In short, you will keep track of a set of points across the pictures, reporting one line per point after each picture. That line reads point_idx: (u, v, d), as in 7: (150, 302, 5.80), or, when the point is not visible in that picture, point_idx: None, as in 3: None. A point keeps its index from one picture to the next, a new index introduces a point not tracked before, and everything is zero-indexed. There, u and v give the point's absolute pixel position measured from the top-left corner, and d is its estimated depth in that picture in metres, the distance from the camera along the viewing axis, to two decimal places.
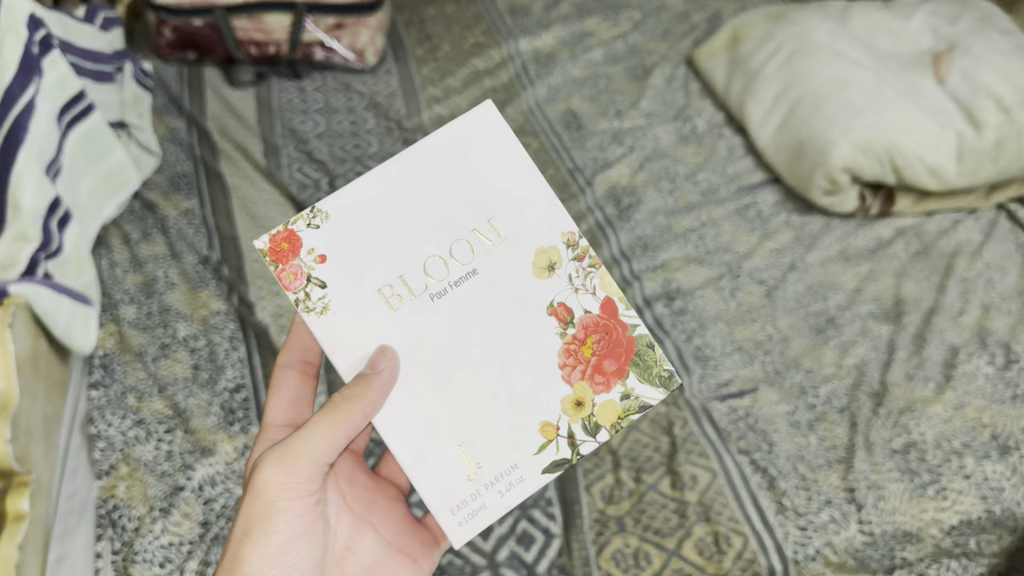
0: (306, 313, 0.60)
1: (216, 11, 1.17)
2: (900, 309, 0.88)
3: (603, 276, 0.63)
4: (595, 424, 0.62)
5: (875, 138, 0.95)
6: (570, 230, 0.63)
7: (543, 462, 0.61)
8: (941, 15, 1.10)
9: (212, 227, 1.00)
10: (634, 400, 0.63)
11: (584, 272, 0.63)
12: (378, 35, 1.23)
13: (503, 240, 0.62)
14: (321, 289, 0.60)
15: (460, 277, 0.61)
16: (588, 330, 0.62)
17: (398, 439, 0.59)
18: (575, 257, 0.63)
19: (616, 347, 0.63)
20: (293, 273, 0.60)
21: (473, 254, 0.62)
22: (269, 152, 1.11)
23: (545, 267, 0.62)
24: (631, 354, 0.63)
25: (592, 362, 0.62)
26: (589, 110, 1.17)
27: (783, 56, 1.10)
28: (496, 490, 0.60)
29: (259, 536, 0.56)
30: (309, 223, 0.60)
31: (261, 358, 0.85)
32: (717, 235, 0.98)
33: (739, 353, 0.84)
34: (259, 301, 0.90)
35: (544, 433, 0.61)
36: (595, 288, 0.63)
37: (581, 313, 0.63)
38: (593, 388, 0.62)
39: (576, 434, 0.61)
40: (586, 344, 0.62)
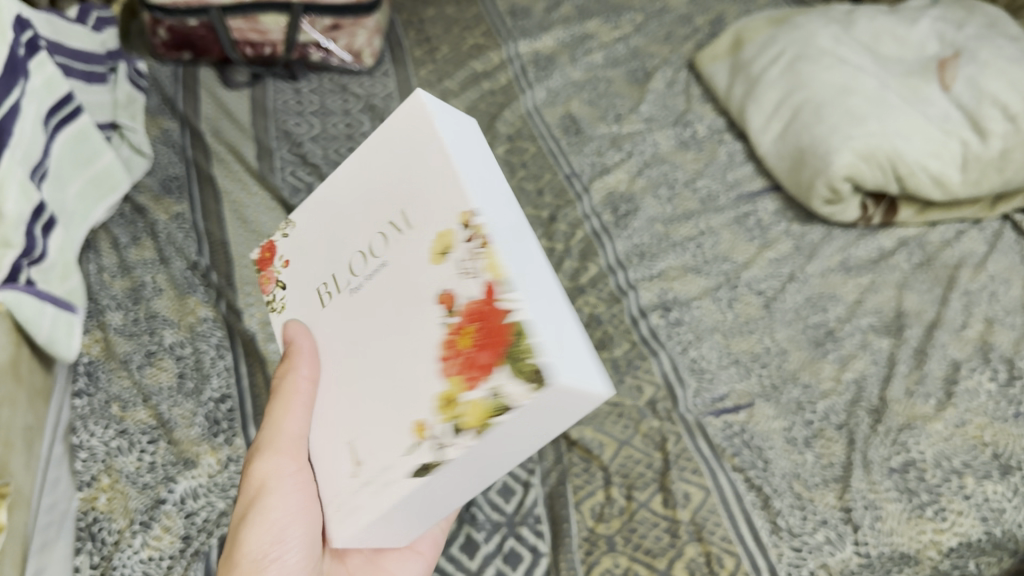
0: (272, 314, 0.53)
1: (210, 11, 1.17)
2: (901, 323, 0.86)
3: (495, 255, 0.38)
4: (459, 429, 0.36)
5: (877, 146, 0.93)
6: (466, 208, 0.40)
7: (412, 467, 0.39)
8: (947, 20, 1.09)
9: (202, 232, 0.98)
10: (501, 403, 0.35)
11: (472, 254, 0.38)
12: (374, 36, 1.24)
13: (412, 229, 0.43)
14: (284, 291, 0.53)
15: (373, 271, 0.45)
16: (468, 314, 0.37)
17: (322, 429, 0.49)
18: (467, 239, 0.39)
19: (490, 336, 0.36)
20: (267, 279, 0.54)
21: (387, 245, 0.45)
22: (262, 154, 1.10)
23: (440, 251, 0.41)
24: (508, 343, 0.35)
25: (466, 353, 0.37)
26: (588, 114, 1.16)
27: (785, 61, 1.09)
28: (371, 494, 0.41)
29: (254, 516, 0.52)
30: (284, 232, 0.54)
31: (248, 367, 0.84)
32: (716, 244, 0.96)
33: (736, 366, 0.82)
34: (248, 308, 0.90)
35: (416, 434, 0.39)
36: (479, 271, 0.38)
37: (465, 298, 0.38)
38: (463, 386, 0.37)
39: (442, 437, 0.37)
40: (462, 333, 0.37)
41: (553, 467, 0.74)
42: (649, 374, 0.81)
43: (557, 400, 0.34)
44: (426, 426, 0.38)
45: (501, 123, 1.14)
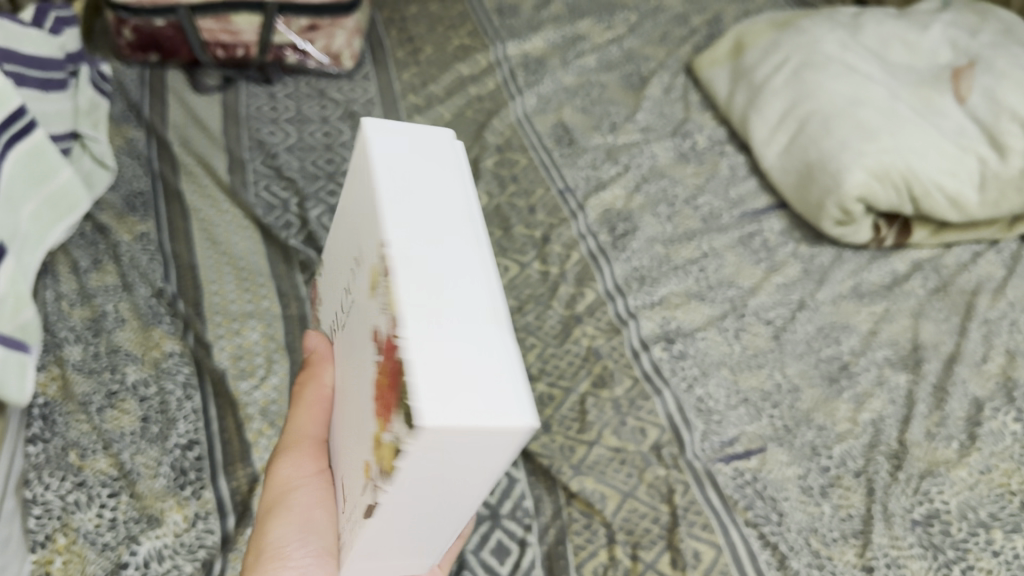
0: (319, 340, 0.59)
1: (179, 11, 1.11)
2: (919, 356, 0.81)
3: (388, 293, 0.36)
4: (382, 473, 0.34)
5: (891, 165, 0.87)
6: (385, 253, 0.37)
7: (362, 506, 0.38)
8: (960, 25, 1.03)
9: (169, 254, 0.91)
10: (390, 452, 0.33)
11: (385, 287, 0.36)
12: (354, 37, 1.18)
13: (365, 261, 0.42)
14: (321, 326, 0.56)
15: (350, 307, 0.46)
16: (382, 352, 0.36)
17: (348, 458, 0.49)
18: (383, 275, 0.37)
19: (394, 379, 0.34)
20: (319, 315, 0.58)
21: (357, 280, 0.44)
22: (234, 167, 1.03)
23: (376, 283, 0.39)
24: (394, 395, 0.34)
25: (382, 402, 0.35)
26: (581, 123, 1.09)
27: (791, 68, 1.02)
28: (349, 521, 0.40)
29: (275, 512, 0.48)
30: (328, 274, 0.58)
31: (218, 411, 0.77)
32: (720, 267, 0.90)
33: (746, 406, 0.77)
34: (217, 340, 0.83)
35: (364, 473, 0.37)
36: (385, 306, 0.36)
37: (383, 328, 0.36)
38: (381, 429, 0.35)
39: (376, 485, 0.35)
40: (382, 377, 0.36)
41: (552, 523, 0.68)
42: (653, 416, 0.76)
43: (444, 441, 0.32)
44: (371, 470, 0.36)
45: (490, 134, 1.07)
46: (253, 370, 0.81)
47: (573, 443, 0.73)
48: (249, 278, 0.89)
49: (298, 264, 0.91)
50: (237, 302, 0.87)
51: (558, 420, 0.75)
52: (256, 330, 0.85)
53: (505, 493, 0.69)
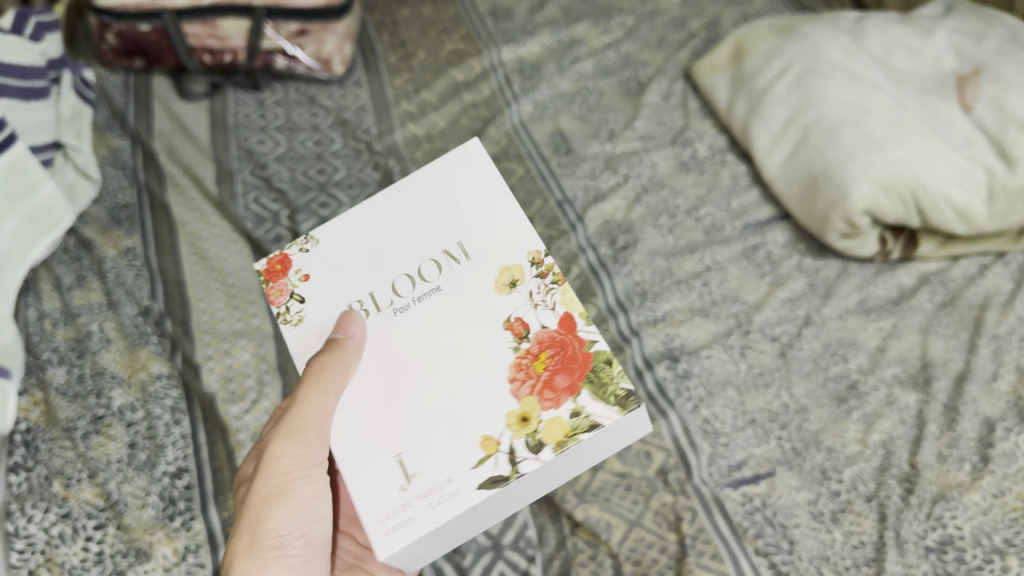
0: (285, 324, 0.66)
1: (164, 15, 1.08)
2: (928, 374, 0.79)
3: (564, 293, 0.62)
4: (540, 441, 0.58)
5: (898, 177, 0.86)
6: (535, 248, 0.64)
7: (480, 477, 0.57)
8: (964, 31, 1.00)
9: (155, 270, 0.89)
10: (583, 418, 0.58)
11: (544, 289, 0.62)
12: (345, 42, 1.13)
13: (471, 258, 0.65)
14: (299, 303, 0.66)
15: (423, 293, 0.64)
16: (542, 344, 0.60)
17: (345, 446, 0.61)
18: (537, 275, 0.63)
19: (570, 362, 0.59)
20: (280, 290, 0.67)
21: (440, 272, 0.65)
22: (222, 178, 1.00)
23: (507, 283, 0.63)
24: (586, 371, 0.59)
25: (542, 377, 0.60)
26: (578, 131, 1.07)
27: (794, 75, 1.00)
28: (426, 503, 0.57)
29: (276, 503, 0.60)
30: (301, 248, 0.68)
31: (208, 437, 0.74)
32: (723, 281, 0.88)
33: (753, 428, 0.75)
34: (206, 361, 0.80)
35: (485, 448, 0.58)
36: (555, 304, 0.62)
37: (536, 329, 0.61)
38: (542, 405, 0.59)
39: (518, 452, 0.57)
40: (539, 360, 0.60)
41: (556, 553, 0.67)
42: (658, 438, 0.73)
43: (626, 424, 0.59)
44: (497, 442, 0.58)
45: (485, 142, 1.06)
46: (244, 394, 0.78)
47: None
48: (239, 295, 0.86)
49: None
50: (226, 320, 0.84)
51: None
52: (247, 350, 0.81)
53: (508, 521, 0.68)
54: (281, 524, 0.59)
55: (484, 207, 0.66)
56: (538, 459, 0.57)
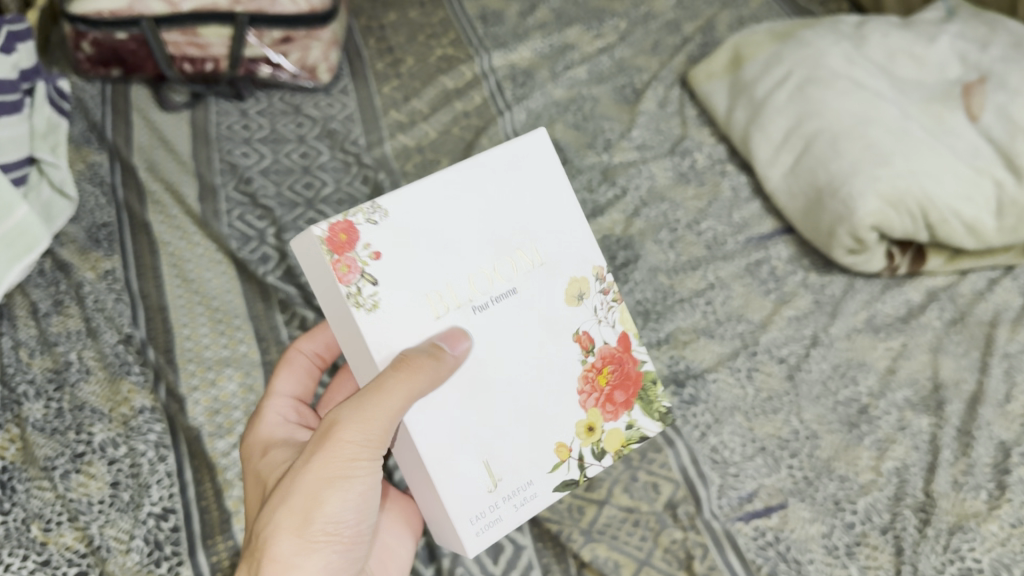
0: (356, 310, 0.49)
1: (142, 23, 1.04)
2: (940, 397, 0.76)
3: (623, 311, 0.60)
4: (603, 449, 0.57)
5: (906, 191, 0.83)
6: (599, 263, 0.59)
7: (555, 481, 0.55)
8: (968, 38, 0.98)
9: (137, 294, 0.85)
10: (637, 431, 0.58)
11: (607, 305, 0.59)
12: (331, 49, 1.10)
13: (543, 263, 0.56)
14: (373, 285, 0.50)
15: (501, 294, 0.54)
16: (605, 359, 0.58)
17: (429, 443, 0.51)
18: (602, 290, 0.59)
19: (626, 380, 0.59)
20: (348, 267, 0.49)
21: (516, 271, 0.54)
22: (205, 194, 0.96)
23: (575, 296, 0.57)
24: (638, 387, 0.59)
25: (604, 391, 0.58)
26: (573, 141, 1.04)
27: (794, 84, 0.98)
28: (512, 504, 0.53)
29: (332, 493, 0.49)
30: (368, 217, 0.50)
31: (194, 475, 0.71)
32: (727, 300, 0.85)
33: (763, 456, 0.72)
34: (191, 393, 0.77)
35: (558, 453, 0.55)
36: (615, 321, 0.59)
37: (601, 344, 0.58)
38: (604, 415, 0.57)
39: (586, 458, 0.56)
40: (602, 373, 0.58)
41: None
42: (666, 469, 0.71)
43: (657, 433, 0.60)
44: (570, 448, 0.56)
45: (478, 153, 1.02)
46: (232, 427, 0.74)
47: (581, 503, 0.68)
48: (224, 320, 0.83)
49: (277, 303, 0.84)
50: (211, 347, 0.80)
51: None
52: (233, 379, 0.78)
53: (512, 559, 0.65)
54: (338, 512, 0.49)
55: (552, 208, 0.56)
56: (600, 465, 0.57)
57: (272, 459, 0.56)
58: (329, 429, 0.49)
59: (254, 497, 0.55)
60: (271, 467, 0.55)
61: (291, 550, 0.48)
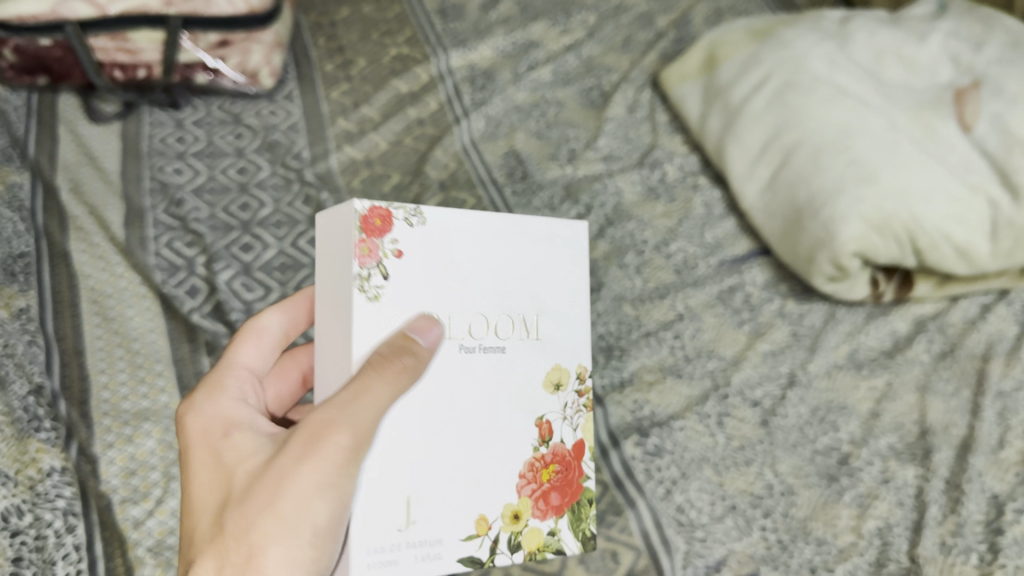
0: (358, 292, 0.44)
1: (67, 27, 0.92)
2: (928, 445, 0.70)
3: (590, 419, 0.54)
4: (518, 543, 0.49)
5: (892, 214, 0.76)
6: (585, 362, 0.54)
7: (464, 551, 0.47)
8: (962, 37, 0.90)
9: (51, 336, 0.77)
10: (555, 540, 0.51)
11: (577, 407, 0.54)
12: (274, 52, 1.02)
13: (539, 339, 0.52)
14: (383, 278, 0.45)
15: (491, 346, 0.49)
16: (556, 457, 0.51)
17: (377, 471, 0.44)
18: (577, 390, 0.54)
19: (566, 487, 0.52)
20: (370, 250, 0.44)
21: (511, 331, 0.50)
22: (132, 219, 0.88)
23: (553, 383, 0.52)
24: (574, 499, 0.53)
25: (543, 486, 0.51)
26: (535, 151, 0.96)
27: (772, 88, 0.90)
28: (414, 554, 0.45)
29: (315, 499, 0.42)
30: (407, 216, 0.46)
31: (104, 547, 0.64)
32: (697, 333, 0.78)
33: (733, 517, 0.66)
34: (106, 452, 0.70)
35: (479, 526, 0.47)
36: (578, 426, 0.53)
37: (559, 440, 0.52)
38: (533, 509, 0.50)
39: (500, 541, 0.48)
40: (549, 468, 0.51)
41: None
42: (626, 535, 0.64)
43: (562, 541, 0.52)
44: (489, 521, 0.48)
45: (431, 166, 0.95)
46: (148, 491, 0.68)
47: None
48: (145, 365, 0.76)
49: (204, 344, 0.78)
50: (130, 398, 0.73)
51: None
52: (152, 436, 0.71)
53: None
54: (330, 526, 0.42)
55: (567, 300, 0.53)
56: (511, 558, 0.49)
57: (234, 440, 0.47)
58: (319, 430, 0.42)
59: (204, 492, 0.46)
60: (234, 452, 0.46)
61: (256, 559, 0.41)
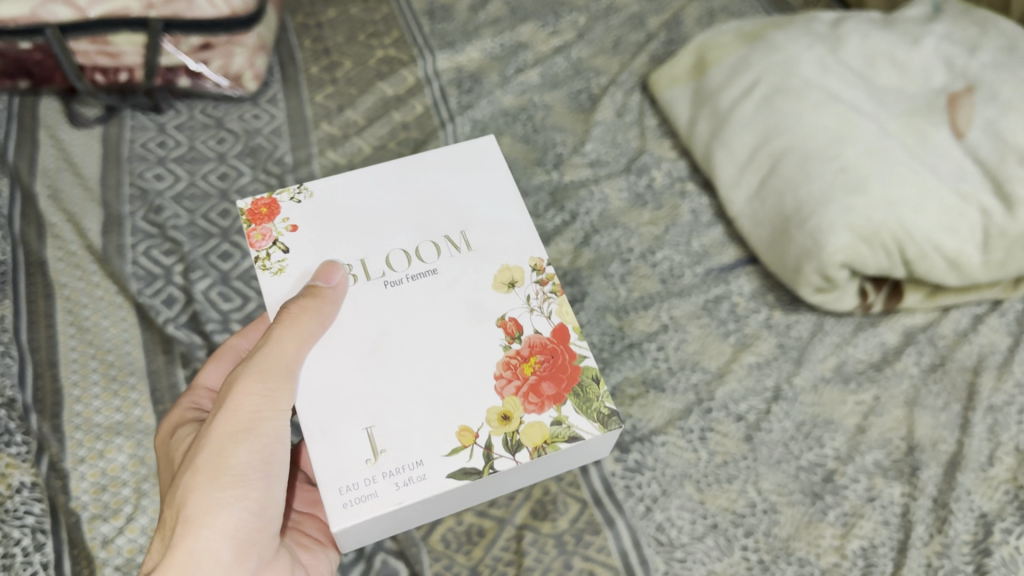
0: (262, 269, 0.65)
1: (47, 31, 0.90)
2: (915, 463, 0.68)
3: (561, 304, 0.65)
4: (518, 442, 0.58)
5: (880, 224, 0.74)
6: (537, 256, 0.67)
7: (451, 467, 0.57)
8: (955, 39, 0.87)
9: (25, 347, 0.76)
10: (565, 428, 0.59)
11: (543, 296, 0.65)
12: (257, 54, 1.00)
13: (470, 250, 0.66)
14: (281, 252, 0.65)
15: (418, 272, 0.65)
16: (533, 348, 0.62)
17: (311, 406, 0.59)
18: (538, 281, 0.66)
19: (558, 372, 0.61)
20: (262, 234, 0.66)
21: (438, 257, 0.66)
22: (110, 226, 0.87)
23: (505, 283, 0.65)
24: (574, 382, 0.61)
25: (529, 379, 0.61)
26: (521, 156, 0.95)
27: (761, 93, 0.88)
28: (393, 482, 0.56)
29: (227, 439, 0.55)
30: (292, 198, 0.68)
31: (72, 567, 0.63)
32: (682, 344, 0.77)
33: (714, 536, 0.65)
34: (76, 467, 0.68)
35: (462, 438, 0.58)
36: (551, 313, 0.65)
37: (531, 332, 0.63)
38: (525, 406, 0.59)
39: (494, 446, 0.58)
40: (528, 361, 0.61)
41: None
42: (604, 555, 0.63)
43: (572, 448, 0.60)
44: (471, 430, 0.58)
45: None
46: (118, 507, 0.67)
47: None
48: (119, 377, 0.74)
49: (179, 356, 0.76)
50: (102, 411, 0.72)
51: (488, 566, 0.63)
52: (124, 451, 0.70)
53: None
54: (247, 461, 0.55)
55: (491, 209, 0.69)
56: (516, 459, 0.58)
57: (182, 438, 0.62)
58: (226, 397, 0.56)
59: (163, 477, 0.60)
60: (181, 444, 0.61)
61: (186, 495, 0.53)
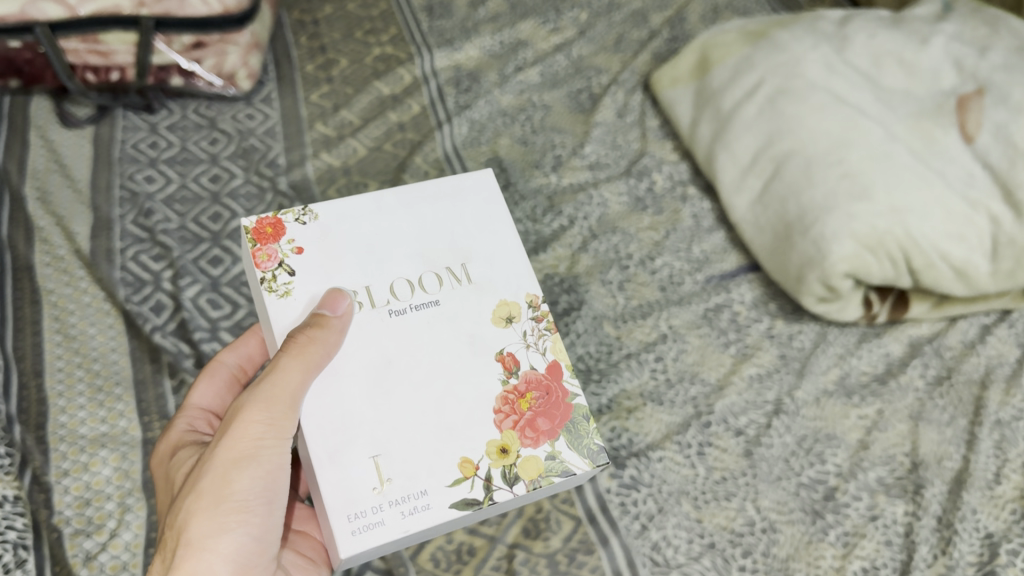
0: (267, 293, 0.57)
1: (37, 29, 0.87)
2: (919, 480, 0.67)
3: (556, 341, 0.61)
4: (515, 475, 0.56)
5: (886, 232, 0.72)
6: (534, 292, 0.62)
7: (454, 497, 0.54)
8: (965, 40, 0.84)
9: (10, 356, 0.74)
10: (559, 463, 0.57)
11: (538, 332, 0.61)
12: (251, 53, 0.98)
13: (472, 283, 0.61)
14: (288, 274, 0.58)
15: (421, 303, 0.59)
16: (530, 384, 0.59)
17: (317, 434, 0.53)
18: (534, 317, 0.62)
19: (552, 408, 0.58)
20: (267, 255, 0.58)
21: (441, 286, 0.60)
22: (98, 230, 0.85)
23: (504, 318, 0.61)
24: (566, 420, 0.59)
25: (526, 416, 0.58)
26: (519, 158, 0.93)
27: (765, 94, 0.85)
28: (399, 511, 0.53)
29: (229, 467, 0.52)
30: (297, 218, 0.60)
31: None
32: (680, 355, 0.75)
33: (711, 556, 0.63)
34: (60, 480, 0.67)
35: (463, 470, 0.55)
36: (546, 349, 0.61)
37: (527, 368, 0.59)
38: (521, 440, 0.57)
39: (494, 479, 0.55)
40: (524, 398, 0.58)
41: None
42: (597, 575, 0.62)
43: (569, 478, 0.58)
44: (473, 463, 0.55)
45: (410, 175, 0.92)
46: (102, 522, 0.66)
47: None
48: (105, 388, 0.73)
49: (167, 366, 0.75)
50: (88, 423, 0.71)
51: None
52: (108, 464, 0.69)
53: None
54: (249, 488, 0.53)
55: (492, 236, 0.63)
56: (512, 492, 0.55)
57: (185, 457, 0.60)
58: (231, 420, 0.54)
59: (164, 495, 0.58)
60: (184, 464, 0.59)
61: (186, 523, 0.51)
